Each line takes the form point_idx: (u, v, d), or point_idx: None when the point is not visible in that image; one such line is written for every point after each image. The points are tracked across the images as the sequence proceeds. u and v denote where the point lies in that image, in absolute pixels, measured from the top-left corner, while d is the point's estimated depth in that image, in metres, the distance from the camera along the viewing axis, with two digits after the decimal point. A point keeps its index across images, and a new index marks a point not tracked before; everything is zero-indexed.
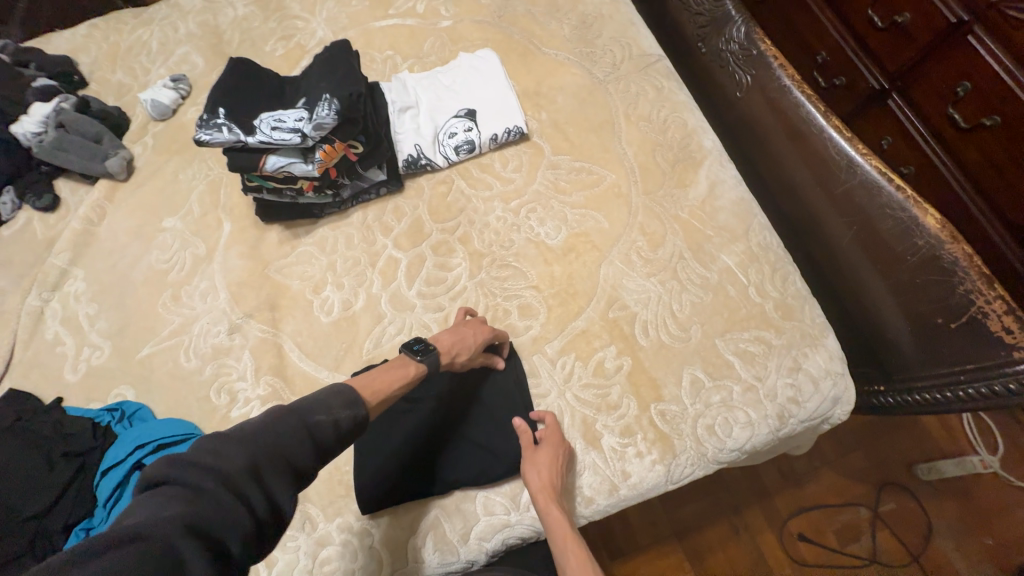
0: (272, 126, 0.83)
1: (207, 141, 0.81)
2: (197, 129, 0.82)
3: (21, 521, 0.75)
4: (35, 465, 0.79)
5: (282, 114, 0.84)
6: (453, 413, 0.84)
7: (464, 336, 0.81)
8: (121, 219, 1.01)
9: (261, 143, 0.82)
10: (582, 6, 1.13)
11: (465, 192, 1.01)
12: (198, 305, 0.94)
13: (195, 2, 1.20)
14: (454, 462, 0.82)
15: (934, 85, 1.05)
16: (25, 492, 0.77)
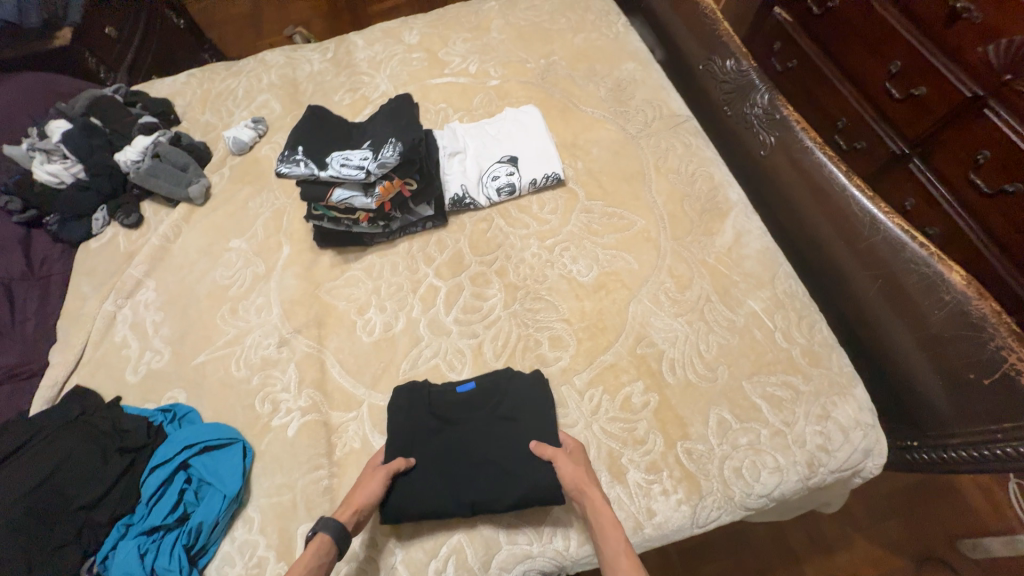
0: (341, 163, 0.93)
1: (286, 174, 0.92)
2: (278, 163, 0.94)
3: (72, 510, 0.79)
4: (90, 457, 0.84)
5: (350, 153, 0.95)
6: (480, 437, 0.86)
7: (355, 493, 0.78)
8: (194, 238, 1.12)
9: (329, 177, 0.93)
10: (617, 72, 1.26)
11: (504, 230, 1.09)
12: (253, 318, 1.02)
13: (279, 58, 1.39)
14: (481, 493, 0.80)
15: (954, 152, 1.24)
16: (78, 483, 0.81)
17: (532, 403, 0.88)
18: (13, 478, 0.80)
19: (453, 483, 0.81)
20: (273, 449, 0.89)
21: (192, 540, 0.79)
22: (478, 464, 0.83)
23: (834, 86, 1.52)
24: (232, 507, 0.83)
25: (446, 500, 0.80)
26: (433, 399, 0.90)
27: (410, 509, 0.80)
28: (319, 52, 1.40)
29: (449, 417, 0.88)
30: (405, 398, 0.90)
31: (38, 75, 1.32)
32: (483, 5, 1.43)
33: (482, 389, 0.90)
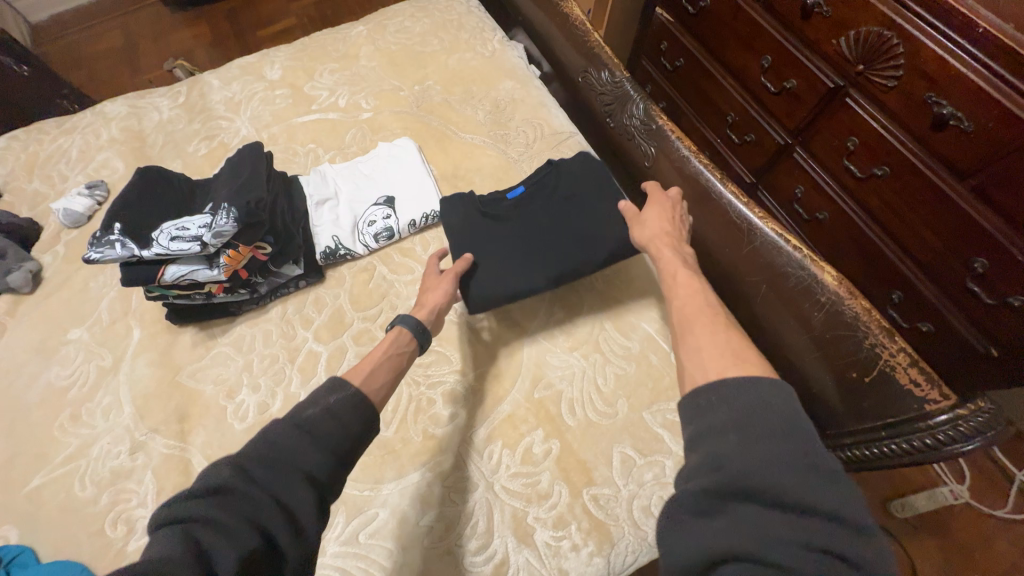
0: (172, 237, 0.83)
1: (98, 259, 0.80)
2: (89, 246, 0.82)
3: None
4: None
5: (185, 222, 0.85)
6: (548, 222, 0.94)
7: (426, 298, 0.87)
8: (22, 335, 0.96)
9: (156, 255, 0.82)
10: (494, 92, 1.20)
11: (387, 279, 1.00)
12: (99, 423, 0.88)
13: (121, 109, 1.23)
14: (561, 253, 0.91)
15: (828, 140, 1.28)
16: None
17: (586, 170, 0.98)
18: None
19: (529, 261, 0.91)
20: None
21: None
22: (554, 237, 0.92)
23: (719, 83, 1.55)
24: None
25: (531, 268, 0.90)
26: (484, 201, 0.99)
27: (488, 290, 0.89)
28: (169, 98, 1.25)
29: (507, 212, 0.97)
30: (459, 203, 0.98)
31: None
32: (351, 31, 1.33)
33: (529, 188, 0.99)
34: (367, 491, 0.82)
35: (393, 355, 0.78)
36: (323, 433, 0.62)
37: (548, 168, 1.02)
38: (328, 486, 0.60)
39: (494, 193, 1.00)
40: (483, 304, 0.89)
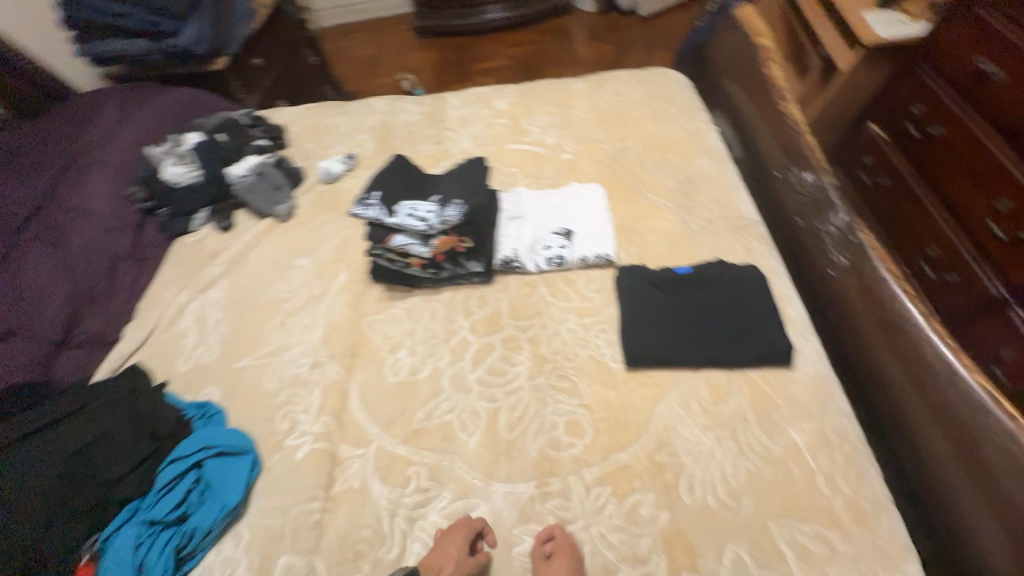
0: (408, 213, 1.04)
1: (358, 214, 1.03)
2: (356, 204, 1.06)
3: (99, 481, 0.86)
4: (120, 435, 0.91)
5: (420, 205, 1.06)
6: (712, 310, 1.01)
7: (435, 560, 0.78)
8: (269, 250, 1.24)
9: (393, 223, 1.02)
10: (688, 165, 1.27)
11: (545, 299, 1.09)
12: (297, 335, 1.09)
13: (382, 106, 1.57)
14: (723, 342, 0.96)
15: None
16: (105, 457, 0.89)
17: (754, 278, 1.04)
18: (63, 440, 0.90)
19: (689, 338, 0.98)
20: (279, 468, 0.92)
21: (184, 542, 0.82)
22: (713, 327, 0.98)
23: (928, 213, 1.42)
24: (226, 518, 0.85)
25: (690, 345, 0.97)
26: (653, 275, 1.07)
27: (649, 352, 0.96)
28: (417, 105, 1.56)
29: (674, 289, 1.04)
30: (630, 273, 1.08)
31: (184, 92, 1.59)
32: (572, 85, 1.53)
33: (697, 273, 1.06)
34: (477, 479, 0.88)
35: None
36: None
37: (716, 262, 1.08)
38: None
39: (663, 268, 1.09)
40: (634, 361, 0.97)
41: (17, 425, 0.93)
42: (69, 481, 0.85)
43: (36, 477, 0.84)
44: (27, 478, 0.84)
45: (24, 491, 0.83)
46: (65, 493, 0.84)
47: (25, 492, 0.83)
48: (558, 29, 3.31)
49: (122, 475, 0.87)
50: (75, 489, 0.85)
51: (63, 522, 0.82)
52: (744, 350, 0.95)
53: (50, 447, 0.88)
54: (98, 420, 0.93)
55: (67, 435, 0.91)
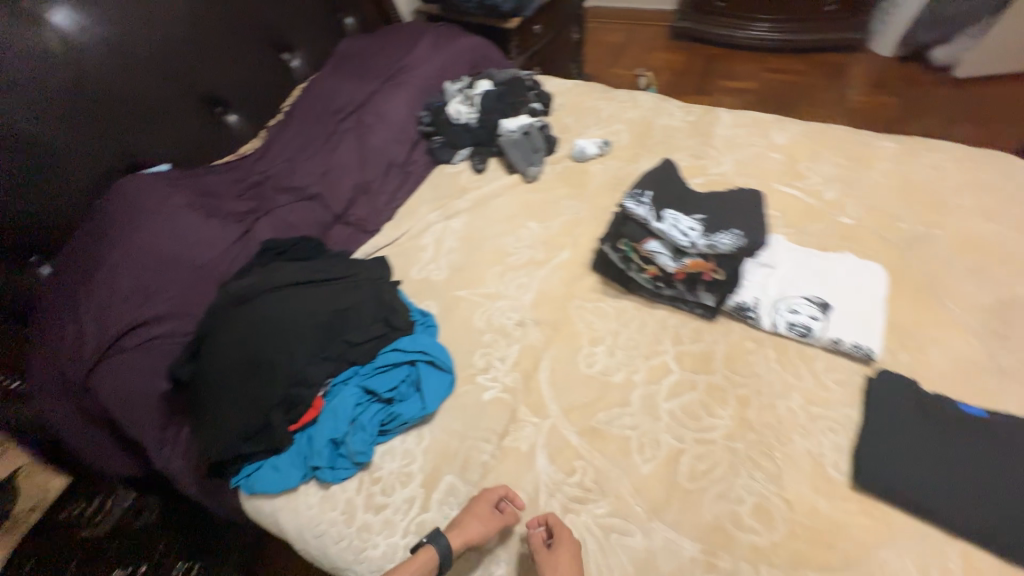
0: (673, 224, 0.98)
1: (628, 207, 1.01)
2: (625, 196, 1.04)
3: (348, 340, 1.03)
4: (366, 312, 1.07)
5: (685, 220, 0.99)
6: (1005, 475, 0.77)
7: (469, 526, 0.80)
8: (509, 204, 1.34)
9: (657, 228, 0.98)
10: (1018, 287, 1.00)
11: (770, 364, 0.97)
12: (511, 289, 1.16)
13: (648, 103, 1.54)
14: (1009, 523, 0.73)
15: None
16: (352, 325, 1.05)
17: None
18: (330, 296, 1.07)
19: (954, 491, 0.77)
20: (465, 398, 1.00)
21: (389, 420, 0.96)
22: (998, 496, 0.75)
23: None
24: (421, 418, 0.97)
25: (953, 501, 0.76)
26: (924, 397, 0.87)
27: (890, 481, 0.79)
28: (684, 112, 1.50)
29: (952, 425, 0.83)
30: (891, 383, 0.90)
31: (475, 41, 1.78)
32: (877, 141, 1.30)
33: (993, 423, 0.82)
34: (639, 509, 0.84)
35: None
36: None
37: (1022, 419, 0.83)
38: None
39: (940, 396, 0.88)
40: (865, 482, 0.81)
41: (308, 268, 1.14)
42: (329, 329, 1.02)
43: (306, 318, 1.02)
44: (301, 316, 1.01)
45: (297, 326, 1.00)
46: (320, 340, 1.00)
47: (297, 326, 1.00)
48: (835, 66, 2.87)
49: (359, 346, 1.03)
50: (327, 341, 1.01)
51: (317, 359, 0.99)
52: None
53: (319, 298, 1.05)
54: (354, 292, 1.09)
55: (331, 294, 1.07)
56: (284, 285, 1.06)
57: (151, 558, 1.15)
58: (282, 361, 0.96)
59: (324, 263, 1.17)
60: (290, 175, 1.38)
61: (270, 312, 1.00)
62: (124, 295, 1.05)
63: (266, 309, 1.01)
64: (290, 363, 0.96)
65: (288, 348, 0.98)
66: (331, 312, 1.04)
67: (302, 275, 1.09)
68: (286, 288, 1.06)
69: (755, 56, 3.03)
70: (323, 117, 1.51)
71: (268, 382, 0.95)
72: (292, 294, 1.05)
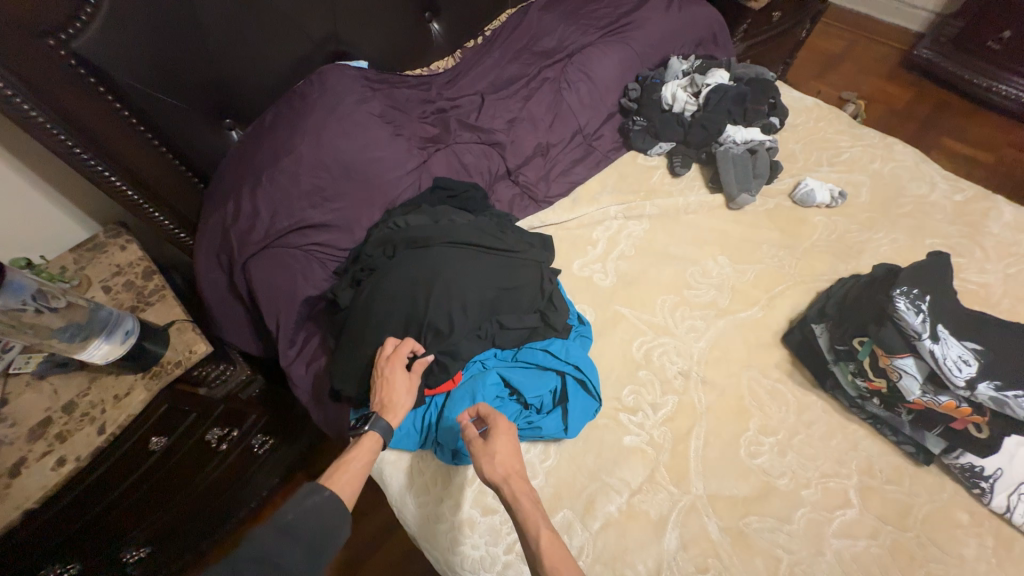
0: (953, 355, 0.77)
1: (897, 307, 0.80)
2: (900, 290, 0.82)
3: (502, 324, 0.94)
4: (527, 299, 0.97)
5: (968, 353, 0.78)
6: None
7: (397, 398, 0.82)
8: (701, 227, 1.15)
9: (925, 349, 0.78)
10: None
11: (985, 552, 0.78)
12: (680, 328, 1.01)
13: (906, 159, 1.23)
14: None
15: None
16: (510, 310, 0.96)
17: None
18: (498, 270, 0.97)
19: None
20: (604, 433, 0.90)
21: (524, 428, 0.88)
22: None
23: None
24: (557, 438, 0.89)
25: None
26: None
27: None
28: (951, 187, 1.18)
29: None
30: None
31: (713, 12, 1.48)
32: None
33: None
34: None
35: (367, 456, 0.77)
36: (316, 531, 0.64)
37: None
38: (329, 530, 0.66)
39: None
40: None
41: (479, 225, 1.04)
42: (489, 306, 0.94)
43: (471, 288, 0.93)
44: (467, 283, 0.93)
45: (462, 293, 0.92)
46: (479, 317, 0.93)
47: (462, 294, 0.92)
48: None
49: (512, 337, 0.94)
50: (483, 318, 0.93)
51: (471, 335, 0.92)
52: None
53: (488, 269, 0.96)
54: (520, 273, 0.99)
55: (500, 267, 0.98)
56: (456, 241, 0.99)
57: (244, 426, 1.26)
58: (441, 327, 0.90)
59: (494, 226, 1.07)
60: (476, 112, 1.25)
61: (443, 268, 0.93)
62: (301, 192, 1.02)
63: (436, 264, 0.94)
64: (445, 330, 0.90)
65: (449, 315, 0.90)
66: (496, 290, 0.95)
67: (474, 236, 1.00)
68: (459, 247, 0.98)
69: (1006, 118, 2.39)
70: (525, 56, 1.34)
71: (420, 341, 0.89)
72: (463, 255, 0.97)
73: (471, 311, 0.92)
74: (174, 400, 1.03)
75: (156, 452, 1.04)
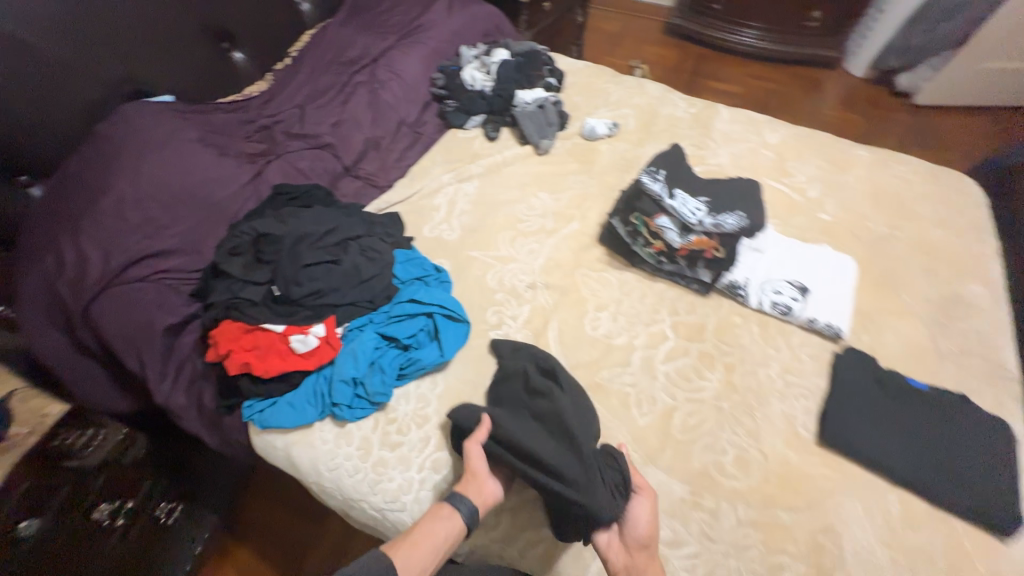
0: (683, 202, 1.11)
1: (642, 183, 1.13)
2: (642, 173, 1.16)
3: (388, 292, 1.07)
4: (626, 475, 0.83)
5: (693, 199, 1.11)
6: (941, 435, 0.91)
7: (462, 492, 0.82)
8: (521, 174, 1.38)
9: (670, 206, 1.11)
10: (957, 286, 1.15)
11: (754, 336, 1.08)
12: (522, 254, 1.22)
13: (655, 92, 1.61)
14: (931, 474, 0.88)
15: None
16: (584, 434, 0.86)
17: (986, 441, 0.91)
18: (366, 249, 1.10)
19: (896, 445, 0.91)
20: (478, 350, 1.06)
21: (407, 364, 1.00)
22: (930, 451, 0.90)
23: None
24: (438, 365, 1.01)
25: (892, 453, 0.90)
26: (881, 371, 1.00)
27: (845, 434, 0.92)
28: (687, 105, 1.57)
29: (901, 395, 0.96)
30: (853, 359, 1.02)
31: (492, 9, 1.77)
32: (853, 149, 1.43)
33: (931, 394, 0.96)
34: (636, 454, 0.93)
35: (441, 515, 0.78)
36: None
37: (959, 395, 0.97)
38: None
39: (894, 371, 1.00)
40: (827, 435, 0.93)
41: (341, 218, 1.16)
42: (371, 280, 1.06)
43: (539, 427, 0.89)
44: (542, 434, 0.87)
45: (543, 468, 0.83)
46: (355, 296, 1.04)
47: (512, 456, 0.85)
48: (812, 78, 3.00)
49: (600, 507, 0.77)
50: (524, 443, 0.84)
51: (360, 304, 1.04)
52: (954, 496, 0.86)
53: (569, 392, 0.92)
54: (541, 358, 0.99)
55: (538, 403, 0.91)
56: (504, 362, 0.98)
57: (138, 495, 1.15)
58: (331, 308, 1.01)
59: (352, 234, 1.10)
60: (300, 122, 1.35)
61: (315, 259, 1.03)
62: (132, 226, 1.02)
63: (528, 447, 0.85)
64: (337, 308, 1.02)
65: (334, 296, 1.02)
66: (555, 411, 0.88)
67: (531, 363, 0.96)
68: (311, 263, 1.02)
69: (740, 59, 3.12)
70: (334, 68, 1.47)
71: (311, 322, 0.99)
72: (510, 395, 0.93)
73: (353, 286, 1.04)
74: (38, 475, 0.93)
75: (29, 539, 0.91)
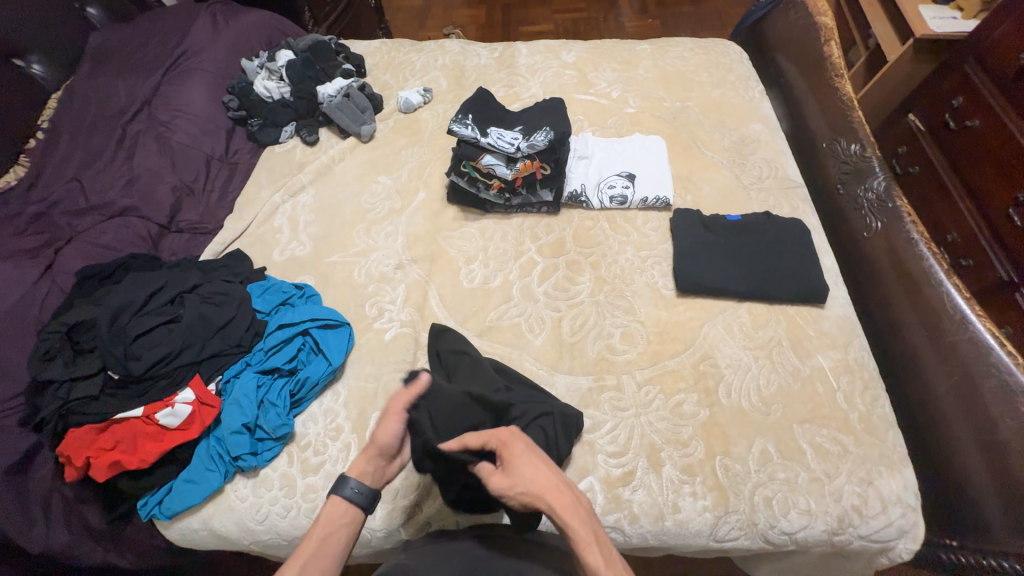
0: (498, 136, 1.15)
1: (455, 131, 1.15)
2: (451, 122, 1.17)
3: (247, 327, 1.01)
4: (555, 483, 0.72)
5: (506, 132, 1.16)
6: (762, 248, 1.10)
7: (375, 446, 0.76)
8: (354, 167, 1.36)
9: (486, 143, 1.14)
10: (743, 129, 1.36)
11: (606, 230, 1.20)
12: (381, 241, 1.21)
13: (455, 48, 1.64)
14: (762, 281, 1.06)
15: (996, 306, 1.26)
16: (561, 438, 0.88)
17: (792, 241, 1.11)
18: (207, 296, 1.03)
19: (732, 270, 1.08)
20: (370, 345, 1.05)
21: (297, 388, 0.97)
22: (757, 265, 1.08)
23: (941, 184, 1.44)
24: (330, 375, 1.00)
25: (729, 278, 1.07)
26: (705, 217, 1.17)
27: (693, 279, 1.07)
28: (488, 51, 1.63)
29: (725, 230, 1.14)
30: (683, 216, 1.17)
31: (265, 14, 1.64)
32: (637, 45, 1.59)
33: (746, 220, 1.15)
34: (543, 370, 1.01)
35: (336, 524, 0.71)
36: None
37: (765, 214, 1.16)
38: None
39: (715, 214, 1.18)
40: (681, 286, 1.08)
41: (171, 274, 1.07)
42: (219, 322, 0.99)
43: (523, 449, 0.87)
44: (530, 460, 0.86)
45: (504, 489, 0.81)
46: (207, 345, 0.97)
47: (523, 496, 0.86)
48: None
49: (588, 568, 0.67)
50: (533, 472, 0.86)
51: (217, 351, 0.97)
52: (784, 291, 1.05)
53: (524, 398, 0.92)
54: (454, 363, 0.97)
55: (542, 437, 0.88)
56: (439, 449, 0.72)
57: None
58: (184, 366, 0.95)
59: (186, 287, 1.03)
60: (83, 196, 1.19)
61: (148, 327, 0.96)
62: None
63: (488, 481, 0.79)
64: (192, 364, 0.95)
65: (182, 355, 0.95)
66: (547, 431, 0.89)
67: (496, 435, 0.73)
68: (145, 333, 0.95)
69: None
70: (101, 123, 1.29)
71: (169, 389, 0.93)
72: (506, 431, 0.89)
73: (201, 336, 0.97)
74: None
75: None
